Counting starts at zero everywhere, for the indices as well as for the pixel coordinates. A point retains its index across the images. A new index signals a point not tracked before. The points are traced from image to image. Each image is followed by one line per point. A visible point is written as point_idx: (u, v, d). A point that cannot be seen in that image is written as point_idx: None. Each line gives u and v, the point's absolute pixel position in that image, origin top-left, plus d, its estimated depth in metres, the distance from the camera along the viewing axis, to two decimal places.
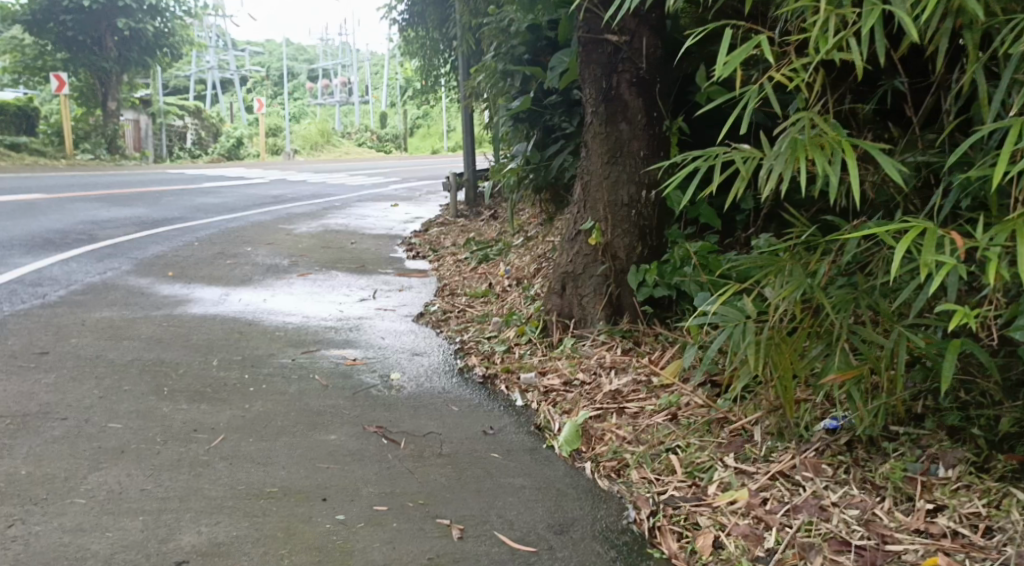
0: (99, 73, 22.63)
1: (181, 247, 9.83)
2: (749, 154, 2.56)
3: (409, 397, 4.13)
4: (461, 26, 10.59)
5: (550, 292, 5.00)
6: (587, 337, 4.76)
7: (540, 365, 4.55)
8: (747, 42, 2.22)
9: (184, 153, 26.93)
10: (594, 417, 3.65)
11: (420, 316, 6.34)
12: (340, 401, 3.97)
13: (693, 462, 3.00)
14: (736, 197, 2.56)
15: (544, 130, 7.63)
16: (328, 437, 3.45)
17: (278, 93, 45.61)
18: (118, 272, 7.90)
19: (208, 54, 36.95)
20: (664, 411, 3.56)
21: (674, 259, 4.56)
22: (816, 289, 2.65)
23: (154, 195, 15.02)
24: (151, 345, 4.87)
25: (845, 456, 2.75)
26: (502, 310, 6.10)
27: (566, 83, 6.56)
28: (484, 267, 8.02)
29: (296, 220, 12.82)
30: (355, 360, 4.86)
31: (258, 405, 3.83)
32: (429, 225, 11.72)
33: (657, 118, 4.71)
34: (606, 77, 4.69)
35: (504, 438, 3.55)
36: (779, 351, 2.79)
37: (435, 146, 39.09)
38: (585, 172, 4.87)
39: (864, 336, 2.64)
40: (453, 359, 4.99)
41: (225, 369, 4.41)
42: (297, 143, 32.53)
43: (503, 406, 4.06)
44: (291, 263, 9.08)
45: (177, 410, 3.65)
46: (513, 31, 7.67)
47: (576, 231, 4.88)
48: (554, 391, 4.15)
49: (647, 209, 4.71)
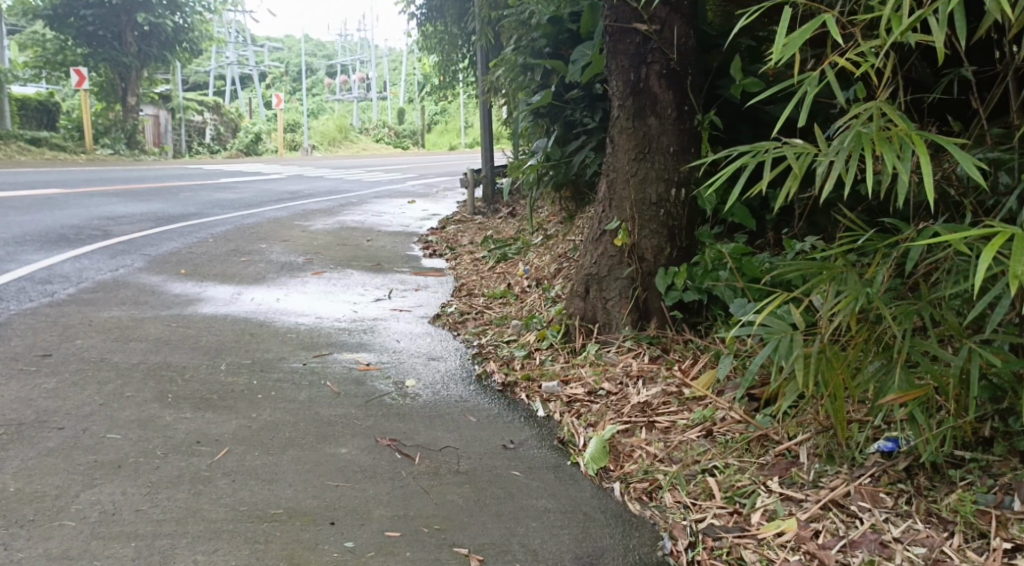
0: (119, 68, 22.58)
1: (194, 243, 9.65)
2: (803, 149, 2.31)
3: (425, 406, 3.92)
4: (480, 20, 10.36)
5: (573, 295, 4.76)
6: (612, 343, 4.50)
7: (562, 372, 4.31)
8: (808, 23, 1.98)
9: (203, 148, 26.89)
10: (621, 431, 3.41)
11: (437, 318, 6.11)
12: (352, 410, 3.75)
13: (734, 487, 2.77)
14: (788, 197, 2.32)
15: (566, 125, 7.39)
16: (338, 450, 3.23)
17: (297, 89, 45.56)
18: (130, 269, 7.72)
19: (228, 49, 36.96)
20: (697, 426, 3.31)
21: (705, 261, 4.32)
22: (877, 299, 2.42)
23: (172, 190, 14.90)
24: (158, 347, 4.67)
25: (905, 484, 2.52)
26: (522, 312, 5.87)
27: (589, 77, 6.32)
28: (502, 267, 7.79)
29: (313, 216, 12.64)
30: (368, 364, 4.65)
31: (266, 413, 3.61)
32: (447, 222, 11.49)
33: (688, 112, 4.47)
34: (635, 69, 4.43)
35: (526, 454, 3.32)
36: (831, 366, 2.54)
37: (453, 143, 38.91)
38: (611, 169, 4.61)
39: (929, 351, 2.40)
40: (471, 364, 4.76)
41: (233, 374, 4.20)
42: (315, 139, 32.42)
43: (524, 417, 3.83)
44: (306, 261, 8.88)
45: (180, 419, 3.44)
46: (535, 24, 7.43)
47: (600, 232, 4.63)
48: (577, 401, 3.92)
49: (677, 209, 4.47)
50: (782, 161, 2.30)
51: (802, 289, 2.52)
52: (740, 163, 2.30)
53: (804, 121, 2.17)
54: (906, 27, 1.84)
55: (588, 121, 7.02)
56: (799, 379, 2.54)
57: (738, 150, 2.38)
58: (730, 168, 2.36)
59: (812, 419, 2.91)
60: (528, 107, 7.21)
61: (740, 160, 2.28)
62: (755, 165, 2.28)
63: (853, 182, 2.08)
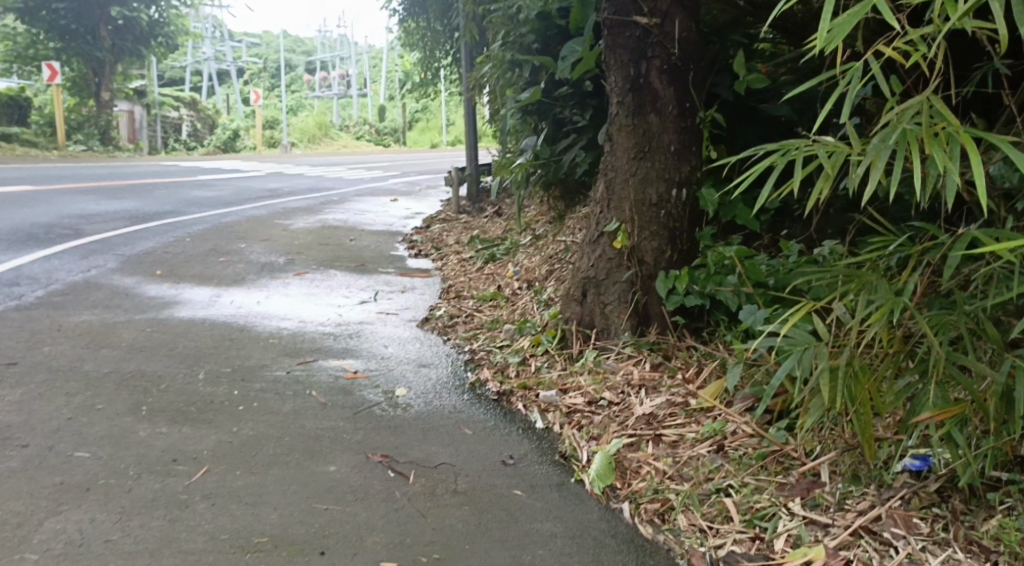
0: (92, 63, 22.10)
1: (171, 242, 9.38)
2: (835, 147, 2.11)
3: (417, 418, 3.72)
4: (465, 16, 10.14)
5: (570, 298, 4.58)
6: (612, 350, 4.32)
7: (560, 381, 4.12)
8: (855, 10, 1.82)
9: (179, 144, 26.46)
10: (627, 445, 3.22)
11: (425, 322, 5.90)
12: (340, 423, 3.55)
13: (753, 508, 2.59)
14: (820, 201, 2.12)
15: (555, 123, 7.20)
16: (326, 468, 3.02)
17: (276, 85, 45.06)
18: (102, 270, 7.45)
19: (204, 44, 36.43)
20: (708, 440, 3.10)
21: (709, 264, 4.14)
22: (913, 309, 2.23)
23: (147, 187, 14.56)
24: (132, 355, 4.43)
25: (940, 507, 2.36)
26: (514, 316, 5.67)
27: (580, 74, 6.13)
28: (491, 268, 7.59)
29: (293, 215, 12.37)
30: (355, 373, 4.44)
31: (247, 428, 3.40)
32: (432, 221, 11.26)
33: (690, 109, 4.30)
34: (635, 64, 4.25)
35: (527, 470, 3.12)
36: (858, 380, 2.35)
37: (434, 140, 38.63)
38: (609, 168, 4.42)
39: (966, 364, 2.22)
40: (462, 372, 4.57)
41: (212, 384, 3.98)
42: (294, 136, 32.00)
43: (522, 429, 3.64)
44: (287, 261, 8.64)
45: (154, 435, 3.22)
46: (523, 19, 7.21)
47: (598, 233, 4.44)
48: (577, 412, 3.73)
49: (678, 210, 4.30)
50: (814, 160, 2.10)
51: (829, 299, 2.33)
52: (768, 161, 2.10)
53: (846, 117, 1.99)
54: (965, 13, 1.67)
55: (579, 119, 6.82)
56: (825, 395, 2.35)
57: (764, 148, 2.19)
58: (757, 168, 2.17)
59: (837, 434, 2.72)
60: (516, 105, 7.01)
61: (770, 158, 2.09)
62: (785, 164, 2.09)
63: (897, 183, 1.90)
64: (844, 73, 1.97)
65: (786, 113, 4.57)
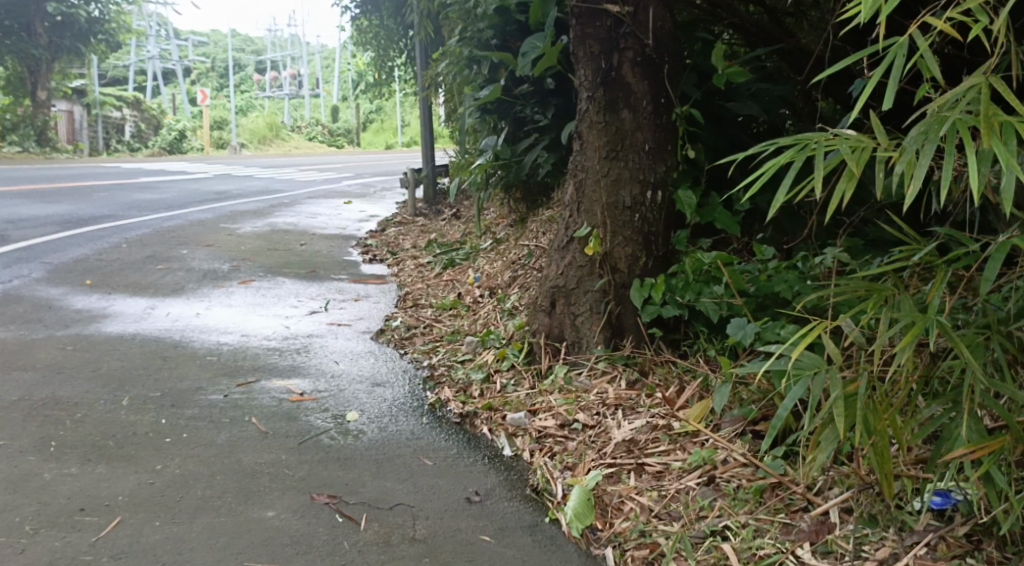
0: (29, 61, 21.23)
1: (107, 249, 8.86)
2: (859, 142, 1.77)
3: (369, 448, 3.35)
4: (418, 13, 9.76)
5: (536, 309, 4.23)
6: (583, 365, 3.98)
7: (529, 401, 3.77)
8: None
9: (122, 145, 25.63)
10: (606, 477, 2.85)
11: (380, 334, 5.51)
12: (283, 456, 3.18)
13: (756, 557, 2.25)
14: (841, 206, 1.78)
15: (515, 122, 6.85)
16: (263, 514, 2.65)
17: (225, 85, 44.03)
18: (27, 281, 6.95)
19: (150, 44, 35.44)
20: (697, 471, 2.74)
21: (687, 272, 3.81)
22: (948, 329, 1.86)
23: (84, 191, 13.91)
24: (47, 381, 4.01)
25: (973, 558, 2.05)
26: (475, 326, 5.32)
27: (541, 72, 5.79)
28: (450, 274, 7.22)
29: (240, 219, 11.87)
30: (302, 395, 4.05)
31: (174, 466, 3.02)
32: (387, 224, 10.84)
33: (665, 105, 3.98)
34: (606, 56, 3.92)
35: (492, 509, 2.77)
36: (877, 411, 2.00)
37: (388, 141, 38.12)
38: (578, 168, 4.09)
39: (1005, 394, 1.88)
40: (420, 390, 4.20)
41: (137, 414, 3.57)
42: (244, 136, 31.20)
43: (487, 458, 3.29)
44: (232, 268, 8.19)
45: (62, 479, 2.83)
46: (480, 14, 6.84)
47: (568, 238, 4.11)
48: (549, 437, 3.38)
49: (653, 213, 3.98)
50: (836, 156, 1.76)
51: (845, 317, 1.97)
52: (783, 159, 1.77)
53: (886, 105, 1.69)
54: None
55: (540, 118, 6.48)
56: (840, 429, 1.99)
57: (778, 143, 1.85)
58: (769, 166, 1.83)
59: (851, 470, 2.39)
60: (474, 103, 6.64)
61: (786, 154, 1.75)
62: (804, 160, 1.75)
63: (945, 182, 1.56)
64: (884, 53, 1.67)
65: (756, 111, 4.38)
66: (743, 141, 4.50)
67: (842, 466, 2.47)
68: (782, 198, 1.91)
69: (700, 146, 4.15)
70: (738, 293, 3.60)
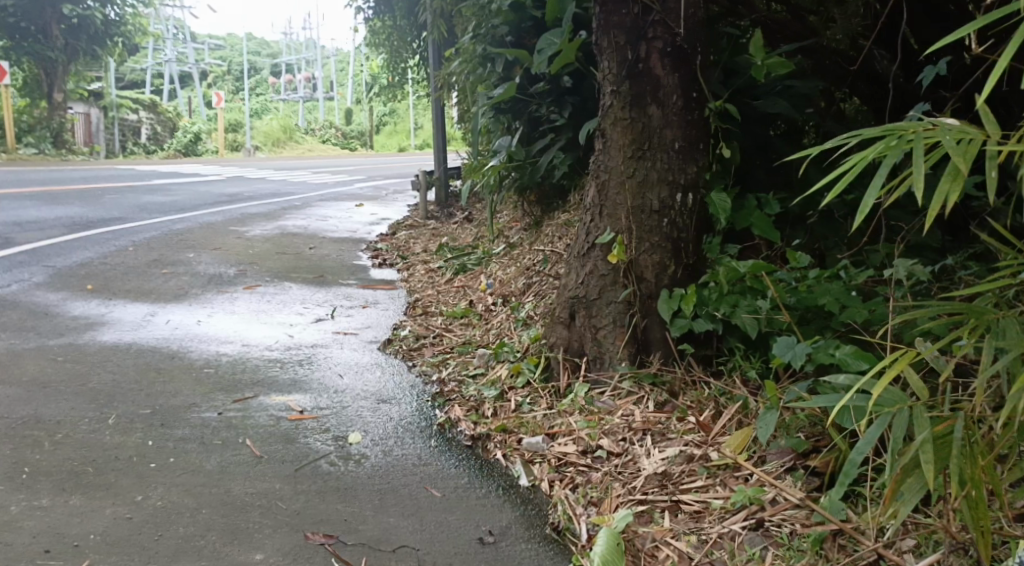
0: (44, 63, 21.13)
1: (112, 252, 8.61)
2: (965, 131, 1.51)
3: (372, 474, 3.05)
4: (431, 11, 9.47)
5: (555, 321, 3.91)
6: (606, 385, 3.67)
7: (547, 424, 3.46)
8: None
9: (138, 148, 25.53)
10: (638, 517, 2.55)
11: (388, 344, 5.21)
12: (277, 485, 2.88)
13: None
14: (944, 208, 1.54)
15: (529, 122, 6.56)
16: (250, 558, 2.37)
17: (240, 87, 43.93)
18: (25, 286, 6.70)
19: (166, 46, 35.38)
20: (741, 512, 2.44)
21: (721, 282, 3.51)
22: None
23: (95, 192, 13.69)
24: (29, 398, 3.72)
25: None
26: (488, 337, 5.01)
27: (558, 70, 5.46)
28: (462, 279, 6.91)
29: (250, 221, 11.61)
30: (302, 412, 3.76)
31: (157, 497, 2.73)
32: (398, 227, 10.55)
33: (697, 100, 3.66)
34: (633, 46, 3.60)
35: (508, 553, 2.48)
36: (972, 457, 1.70)
37: (401, 145, 37.90)
38: (601, 169, 3.78)
39: None
40: (429, 408, 3.89)
41: (122, 434, 3.28)
42: (258, 139, 31.11)
43: (502, 488, 2.99)
44: (238, 272, 7.90)
45: (31, 514, 2.55)
46: (493, 9, 6.52)
47: (589, 245, 3.80)
48: (570, 465, 3.07)
49: (683, 217, 3.67)
50: (938, 149, 1.51)
51: (938, 346, 1.68)
52: (877, 150, 1.52)
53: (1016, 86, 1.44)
54: None
55: (556, 117, 6.17)
56: (928, 477, 1.70)
57: (865, 134, 1.61)
58: (857, 160, 1.59)
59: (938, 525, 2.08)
60: (488, 101, 6.33)
61: (877, 146, 1.52)
62: (898, 153, 1.51)
63: None
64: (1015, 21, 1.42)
65: (787, 109, 4.05)
66: (772, 142, 4.20)
67: (923, 518, 2.16)
68: (872, 196, 1.67)
69: (735, 147, 3.85)
70: (782, 306, 3.31)
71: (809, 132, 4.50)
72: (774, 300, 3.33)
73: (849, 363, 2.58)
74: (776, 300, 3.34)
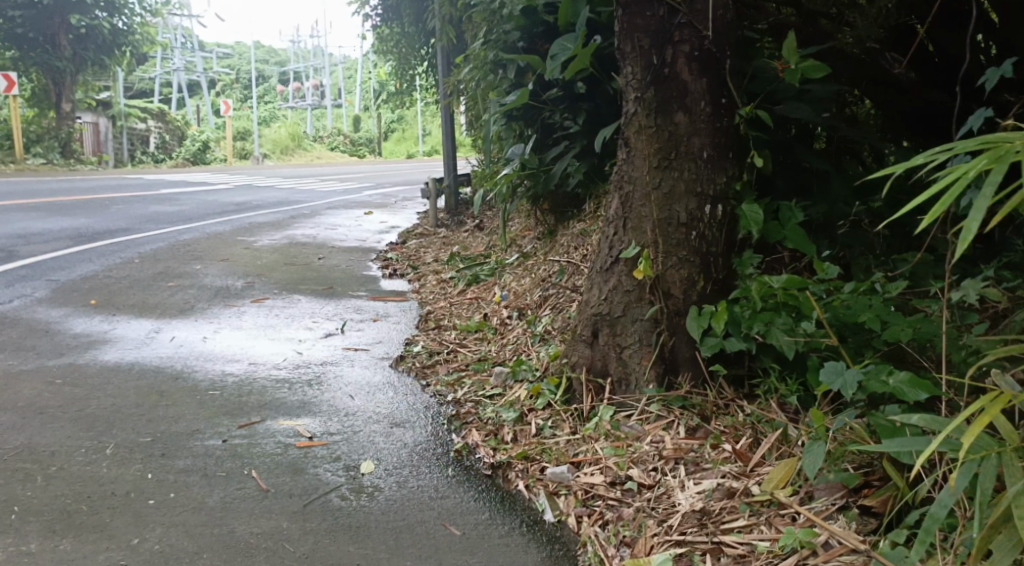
0: (52, 72, 21.06)
1: (117, 265, 8.46)
2: None
3: (385, 509, 2.87)
4: (440, 17, 9.28)
5: (577, 339, 3.71)
6: (632, 408, 3.46)
7: (571, 450, 3.26)
8: None
9: (147, 157, 25.50)
10: (676, 562, 2.36)
11: (401, 361, 5.00)
12: (285, 524, 2.71)
13: None
14: None
15: (543, 130, 6.38)
16: None
17: (248, 95, 43.91)
18: (28, 301, 6.55)
19: (174, 55, 35.38)
20: (790, 558, 2.26)
21: (753, 299, 3.30)
22: None
23: (102, 202, 13.57)
24: (24, 425, 3.55)
25: None
26: (504, 353, 4.81)
27: (572, 76, 5.23)
28: (474, 290, 6.72)
29: (257, 231, 11.45)
30: (311, 438, 3.57)
31: (154, 540, 2.55)
32: (407, 236, 10.36)
33: (726, 106, 3.46)
34: (658, 51, 3.41)
35: None
36: None
37: (410, 151, 37.81)
38: (625, 179, 3.59)
39: None
40: (445, 432, 3.70)
41: (120, 466, 3.11)
42: (266, 146, 31.07)
43: (526, 525, 2.80)
44: (245, 284, 7.74)
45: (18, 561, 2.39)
46: (504, 14, 6.32)
47: (612, 259, 3.61)
48: (598, 497, 2.87)
49: (712, 230, 3.46)
50: None
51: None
52: (984, 163, 1.57)
53: None
54: None
55: (570, 124, 5.97)
56: None
57: (965, 149, 1.63)
58: (963, 175, 1.61)
59: None
60: (499, 108, 6.14)
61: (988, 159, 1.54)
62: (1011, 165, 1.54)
63: None
64: None
65: (811, 114, 3.83)
66: (794, 148, 3.99)
67: None
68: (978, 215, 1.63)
69: (766, 154, 3.63)
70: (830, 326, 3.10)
71: (819, 137, 4.32)
72: (815, 320, 3.13)
73: (905, 392, 2.39)
74: (822, 320, 3.13)
